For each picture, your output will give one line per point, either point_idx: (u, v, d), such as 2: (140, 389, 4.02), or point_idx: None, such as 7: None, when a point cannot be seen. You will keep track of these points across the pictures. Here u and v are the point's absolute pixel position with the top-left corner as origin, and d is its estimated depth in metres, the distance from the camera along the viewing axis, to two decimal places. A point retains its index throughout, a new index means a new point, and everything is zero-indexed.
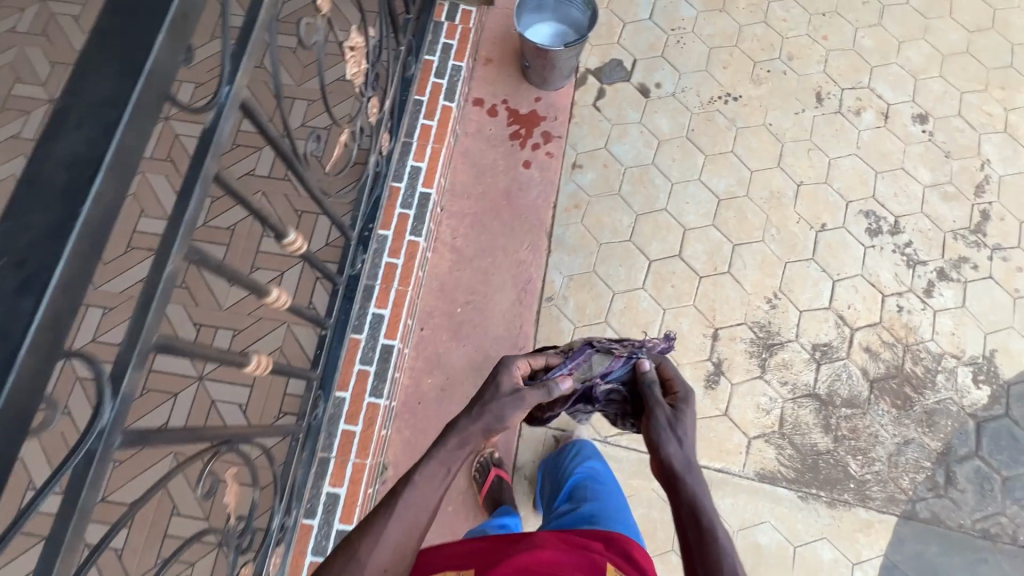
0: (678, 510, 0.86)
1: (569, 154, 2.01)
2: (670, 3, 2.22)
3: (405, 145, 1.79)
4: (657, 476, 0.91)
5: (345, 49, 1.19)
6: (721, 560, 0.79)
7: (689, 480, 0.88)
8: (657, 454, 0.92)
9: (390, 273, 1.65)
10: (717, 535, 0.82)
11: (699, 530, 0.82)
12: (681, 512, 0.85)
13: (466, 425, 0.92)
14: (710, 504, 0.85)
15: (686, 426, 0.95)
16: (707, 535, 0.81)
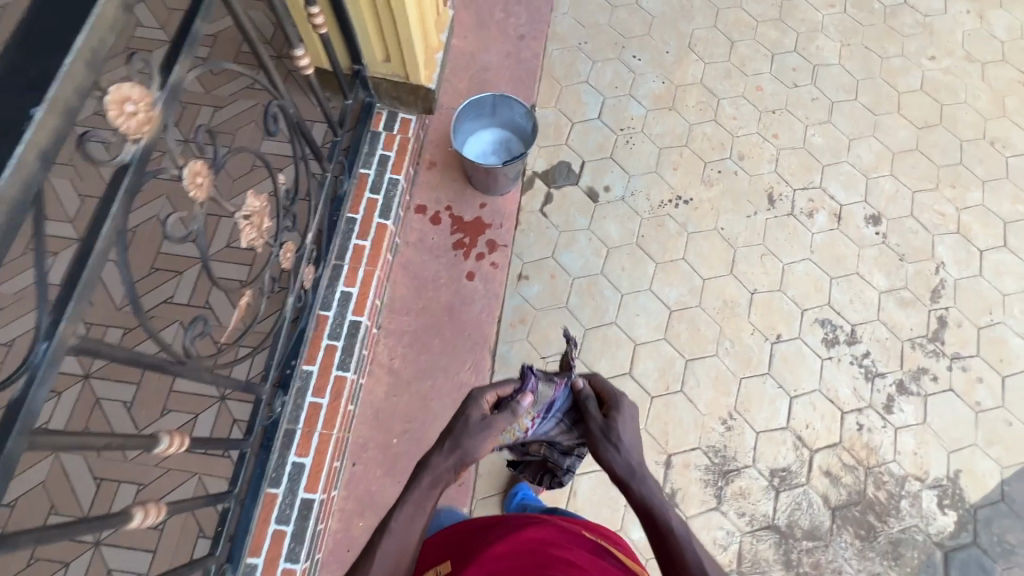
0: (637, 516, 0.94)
1: (515, 264, 1.93)
2: (619, 101, 2.18)
3: (336, 268, 1.70)
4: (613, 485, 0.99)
5: (240, 220, 1.10)
6: (683, 554, 0.87)
7: (637, 485, 0.95)
8: (608, 463, 1.00)
9: (314, 414, 1.54)
10: (674, 529, 0.89)
11: (660, 532, 0.90)
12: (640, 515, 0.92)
13: (435, 460, 0.95)
14: (660, 501, 0.93)
15: (624, 432, 1.02)
16: (668, 535, 0.89)
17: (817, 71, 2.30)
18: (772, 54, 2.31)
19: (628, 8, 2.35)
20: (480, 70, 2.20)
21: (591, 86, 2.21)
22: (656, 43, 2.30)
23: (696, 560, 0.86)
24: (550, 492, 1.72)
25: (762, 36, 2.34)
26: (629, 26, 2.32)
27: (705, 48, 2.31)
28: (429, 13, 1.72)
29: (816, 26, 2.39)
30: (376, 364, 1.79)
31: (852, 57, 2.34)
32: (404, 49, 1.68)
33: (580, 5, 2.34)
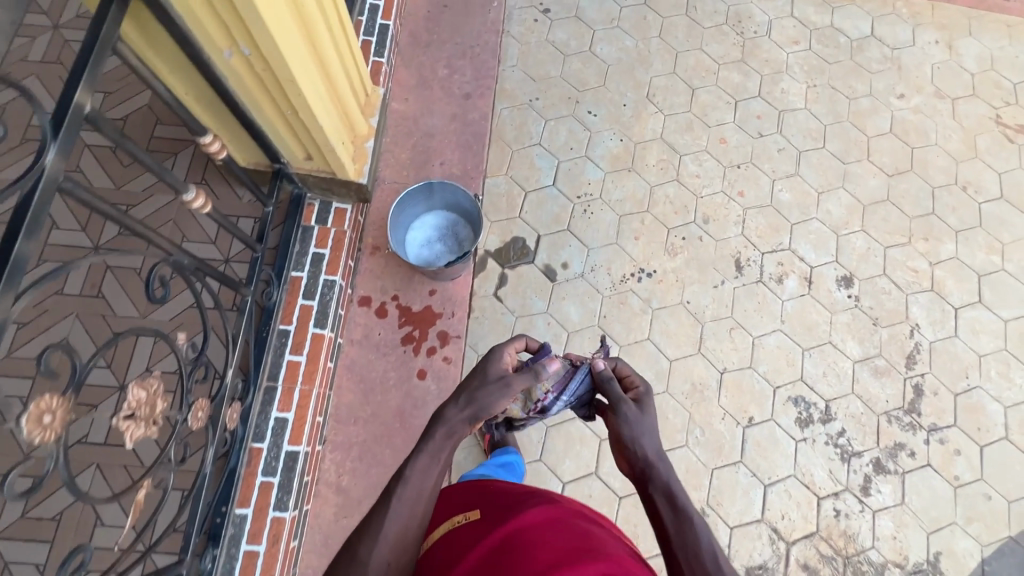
0: (651, 495, 0.94)
1: (470, 356, 1.80)
2: (575, 164, 2.04)
3: (269, 390, 1.54)
4: (631, 473, 0.99)
5: (120, 422, 0.95)
6: (695, 539, 0.86)
7: (658, 469, 0.96)
8: (630, 448, 1.00)
9: (249, 567, 1.39)
10: (689, 514, 0.89)
11: (675, 515, 0.89)
12: (655, 497, 0.92)
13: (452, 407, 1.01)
14: (679, 489, 0.92)
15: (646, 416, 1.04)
16: (682, 519, 0.88)
17: (783, 117, 2.17)
18: (735, 101, 2.17)
19: (581, 56, 2.18)
20: (424, 136, 2.03)
21: (544, 148, 2.05)
22: (613, 94, 2.14)
23: (707, 548, 0.84)
24: None
25: (724, 80, 2.20)
26: (583, 76, 2.16)
27: (665, 97, 2.15)
28: (347, 93, 1.47)
29: (780, 66, 2.25)
30: (322, 483, 1.64)
31: (819, 99, 2.21)
32: (320, 143, 1.43)
33: (529, 56, 2.17)
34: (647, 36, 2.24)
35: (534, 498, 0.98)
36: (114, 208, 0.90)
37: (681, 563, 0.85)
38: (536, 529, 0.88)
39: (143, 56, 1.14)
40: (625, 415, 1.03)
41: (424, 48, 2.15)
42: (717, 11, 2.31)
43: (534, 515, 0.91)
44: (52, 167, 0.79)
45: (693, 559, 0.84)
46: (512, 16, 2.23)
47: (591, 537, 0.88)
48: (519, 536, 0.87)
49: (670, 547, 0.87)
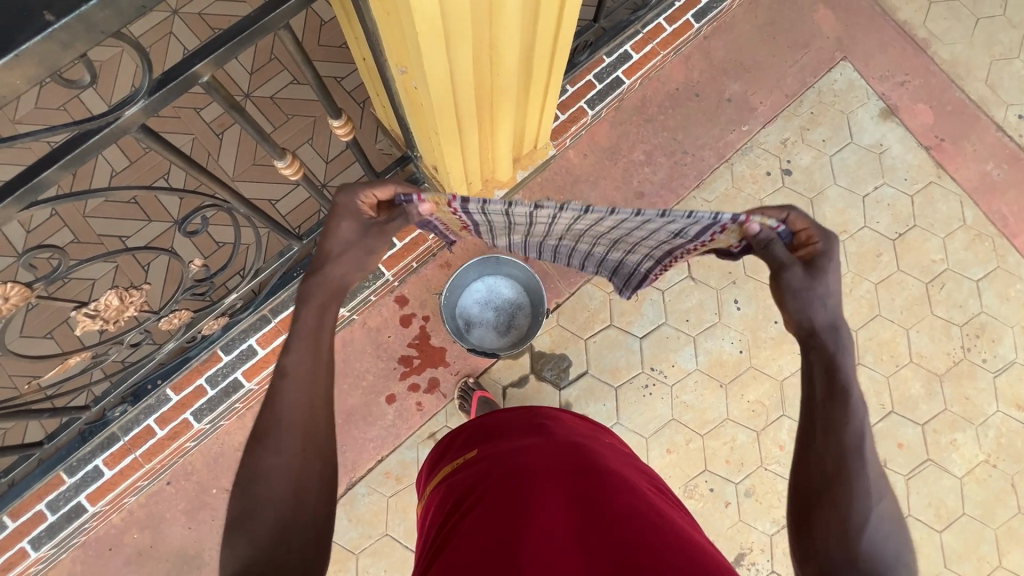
0: (809, 368, 0.78)
1: (437, 420, 1.71)
2: (676, 337, 1.78)
3: (261, 320, 1.56)
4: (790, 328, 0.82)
5: (79, 316, 1.00)
6: (846, 422, 0.73)
7: (835, 337, 0.78)
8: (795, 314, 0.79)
9: (141, 438, 1.51)
10: (848, 392, 0.75)
11: (828, 391, 0.75)
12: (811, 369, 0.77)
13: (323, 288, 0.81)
14: (848, 364, 0.76)
15: (829, 278, 0.78)
16: (839, 400, 0.74)
17: (924, 466, 1.74)
18: (888, 410, 1.77)
19: None
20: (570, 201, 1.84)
21: (662, 299, 1.80)
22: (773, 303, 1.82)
23: (857, 434, 0.73)
24: None
25: (897, 381, 1.79)
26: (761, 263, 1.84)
27: None
28: (506, 142, 1.28)
29: (976, 416, 1.78)
30: (250, 413, 1.65)
31: (984, 484, 1.74)
32: (443, 171, 1.28)
33: (729, 204, 1.88)
34: (861, 275, 1.85)
35: (527, 435, 0.89)
36: (183, 158, 0.89)
37: (815, 437, 0.74)
38: (541, 473, 0.78)
39: (343, 4, 0.98)
40: (788, 285, 0.78)
41: (643, 119, 1.91)
42: (962, 307, 1.84)
43: (533, 453, 0.83)
44: (128, 118, 0.74)
45: (830, 433, 0.73)
46: (747, 153, 1.92)
47: (602, 470, 0.80)
48: (527, 477, 0.77)
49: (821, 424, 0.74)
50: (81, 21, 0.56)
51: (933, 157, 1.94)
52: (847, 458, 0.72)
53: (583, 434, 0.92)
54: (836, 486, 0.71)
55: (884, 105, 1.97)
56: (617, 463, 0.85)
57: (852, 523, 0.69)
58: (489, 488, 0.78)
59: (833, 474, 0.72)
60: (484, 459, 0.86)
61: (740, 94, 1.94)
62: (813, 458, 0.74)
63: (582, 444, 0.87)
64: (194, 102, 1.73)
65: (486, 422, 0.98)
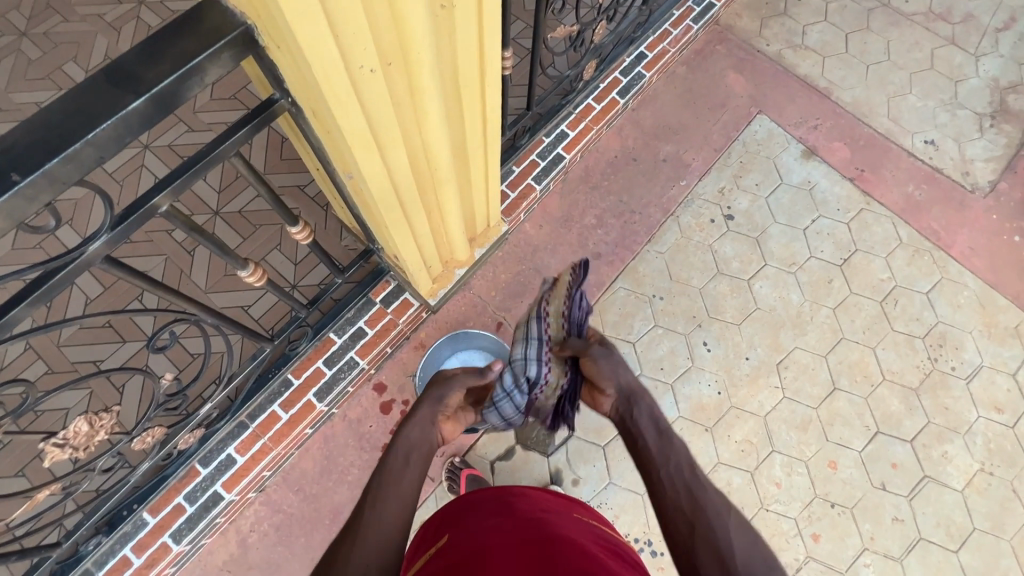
0: (638, 428, 0.99)
1: (427, 506, 1.66)
2: (654, 387, 1.81)
3: (239, 426, 1.56)
4: (617, 414, 1.05)
5: (48, 447, 1.00)
6: (678, 460, 0.91)
7: (639, 401, 1.03)
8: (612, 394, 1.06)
9: (117, 570, 1.43)
10: (672, 442, 0.94)
11: (660, 443, 0.94)
12: (642, 427, 0.99)
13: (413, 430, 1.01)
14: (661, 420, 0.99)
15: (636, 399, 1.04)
16: (668, 446, 0.93)
17: (923, 483, 1.73)
18: (874, 431, 1.78)
19: (734, 283, 1.96)
20: (532, 269, 1.93)
21: (634, 351, 1.85)
22: (741, 341, 1.88)
23: (692, 469, 0.89)
24: None
25: (876, 400, 1.82)
26: (722, 303, 1.93)
27: (796, 376, 1.84)
28: (458, 227, 1.39)
29: (960, 425, 1.79)
30: (233, 528, 1.61)
31: (986, 494, 1.72)
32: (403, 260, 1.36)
33: (681, 253, 1.99)
34: (818, 302, 1.93)
35: (490, 516, 0.84)
36: (148, 282, 0.95)
37: (663, 483, 0.87)
38: (508, 547, 0.75)
39: (292, 130, 1.10)
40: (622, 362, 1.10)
41: (589, 187, 2.07)
42: (919, 319, 1.92)
43: (497, 533, 0.79)
44: (93, 253, 0.81)
45: (675, 476, 0.88)
46: (689, 204, 2.06)
47: (566, 547, 0.76)
48: (492, 558, 0.74)
49: (650, 451, 0.93)
50: (46, 176, 0.64)
51: (859, 186, 2.10)
52: (693, 491, 0.85)
53: (548, 508, 0.88)
54: (700, 515, 0.81)
55: (804, 146, 2.16)
56: (581, 538, 0.81)
57: (723, 543, 0.76)
58: (450, 569, 0.73)
59: (693, 509, 0.82)
60: (452, 541, 0.81)
61: (674, 154, 2.12)
62: (674, 503, 0.84)
63: (544, 517, 0.84)
64: (166, 224, 1.83)
65: (452, 508, 0.92)
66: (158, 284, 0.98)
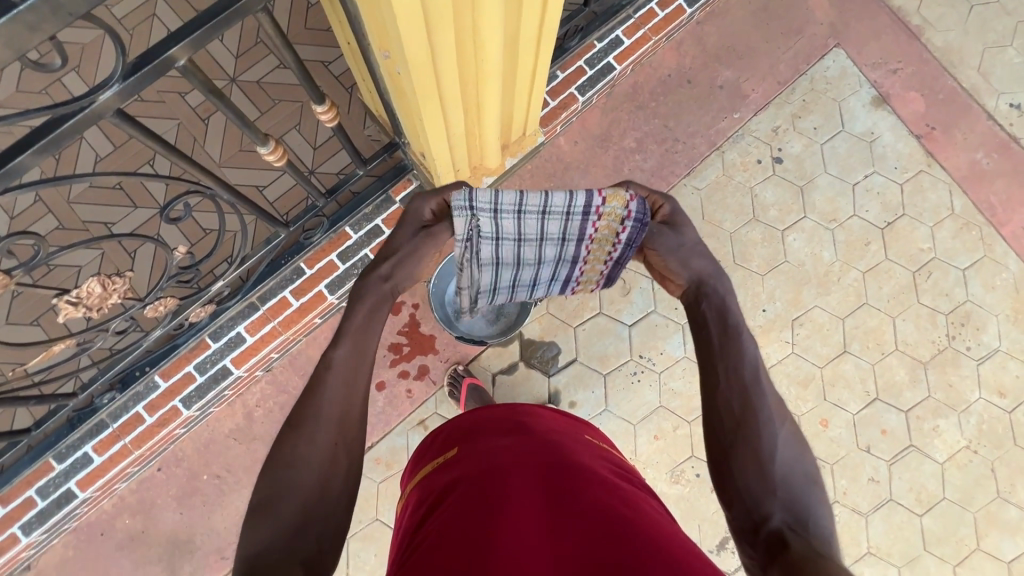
0: (704, 316, 0.88)
1: (427, 407, 1.71)
2: (665, 325, 1.79)
3: (249, 307, 1.56)
4: (681, 291, 0.94)
5: (61, 304, 0.99)
6: (741, 359, 0.84)
7: (713, 286, 0.90)
8: (679, 273, 0.93)
9: (130, 425, 1.50)
10: (740, 333, 0.85)
11: (726, 335, 0.85)
12: (709, 313, 0.88)
13: (374, 294, 0.88)
14: (735, 303, 0.89)
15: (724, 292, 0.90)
16: (733, 341, 0.85)
17: (907, 452, 1.77)
18: (872, 397, 1.79)
19: (767, 231, 1.87)
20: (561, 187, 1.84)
21: (652, 286, 1.81)
22: (761, 292, 1.83)
23: (753, 368, 0.83)
24: None
25: (882, 368, 1.81)
26: (750, 251, 1.85)
27: (808, 335, 1.81)
28: (494, 128, 1.28)
29: (959, 403, 1.80)
30: (240, 401, 1.68)
31: (965, 469, 1.77)
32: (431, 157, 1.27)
33: (719, 192, 1.88)
34: (850, 263, 1.86)
35: (504, 433, 0.86)
36: (163, 145, 0.87)
37: (719, 380, 0.83)
38: (520, 468, 0.76)
39: None
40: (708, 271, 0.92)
41: (635, 107, 1.91)
42: (948, 295, 1.86)
43: (512, 449, 0.81)
44: (103, 104, 0.73)
45: (733, 372, 0.82)
46: (738, 140, 1.92)
47: (577, 466, 0.78)
48: (511, 471, 0.76)
49: (713, 345, 0.85)
50: (47, 2, 0.54)
51: (923, 146, 1.94)
52: (749, 395, 0.81)
53: (559, 429, 0.89)
54: (747, 422, 0.79)
55: (876, 93, 1.96)
56: (590, 458, 0.82)
57: (765, 452, 0.77)
58: (466, 480, 0.76)
59: (742, 415, 0.80)
60: (463, 456, 0.83)
61: (733, 82, 1.94)
62: (724, 407, 0.81)
63: (556, 438, 0.85)
64: (179, 86, 1.70)
65: (463, 420, 0.94)
66: (173, 149, 0.90)
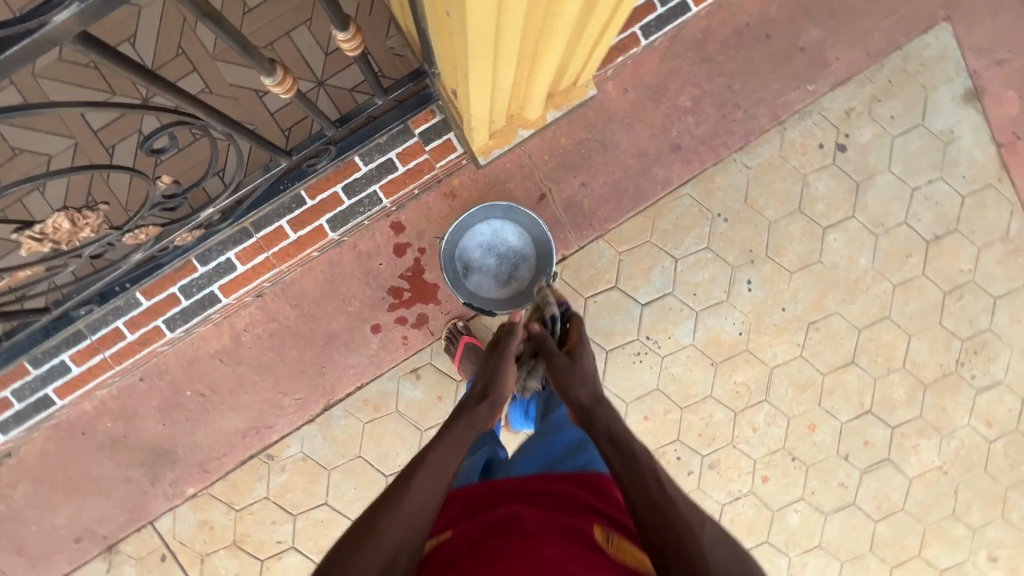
0: (597, 438, 0.98)
1: (421, 356, 1.66)
2: (679, 309, 1.71)
3: (241, 233, 1.52)
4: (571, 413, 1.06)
5: (23, 239, 0.86)
6: (640, 471, 0.89)
7: (598, 407, 1.04)
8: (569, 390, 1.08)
9: (111, 338, 1.55)
10: (634, 450, 0.93)
11: (618, 453, 0.93)
12: (598, 437, 0.98)
13: (466, 415, 1.04)
14: (619, 425, 1.00)
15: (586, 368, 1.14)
16: (628, 456, 0.92)
17: (881, 464, 1.81)
18: (865, 409, 1.79)
19: (809, 227, 1.73)
20: (598, 142, 1.65)
21: (674, 268, 1.70)
22: (785, 289, 1.74)
23: (658, 484, 0.87)
24: (262, 539, 1.67)
25: (883, 384, 1.79)
26: (785, 245, 1.72)
27: (820, 340, 1.76)
28: (548, 74, 1.04)
29: (945, 426, 1.82)
30: (228, 322, 1.59)
31: (931, 486, 1.83)
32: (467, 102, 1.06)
33: (769, 175, 1.70)
34: (884, 273, 1.75)
35: (520, 515, 0.84)
36: (143, 77, 0.69)
37: (631, 499, 0.85)
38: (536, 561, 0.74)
39: None
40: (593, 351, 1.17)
41: (699, 58, 1.66)
42: (971, 321, 1.79)
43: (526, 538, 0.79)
44: (60, 27, 0.55)
45: (641, 491, 0.85)
46: (804, 117, 1.70)
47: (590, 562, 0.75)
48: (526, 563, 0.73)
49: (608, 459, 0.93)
50: None
51: (1001, 156, 1.75)
52: (662, 503, 0.83)
53: (577, 516, 0.87)
54: (673, 537, 0.78)
55: (971, 85, 1.72)
56: (604, 553, 0.79)
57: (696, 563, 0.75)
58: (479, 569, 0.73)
59: (665, 528, 0.80)
60: (476, 537, 0.82)
61: (816, 45, 1.68)
62: (643, 518, 0.82)
63: (571, 526, 0.83)
64: None
65: (483, 493, 0.95)
66: (159, 80, 0.72)
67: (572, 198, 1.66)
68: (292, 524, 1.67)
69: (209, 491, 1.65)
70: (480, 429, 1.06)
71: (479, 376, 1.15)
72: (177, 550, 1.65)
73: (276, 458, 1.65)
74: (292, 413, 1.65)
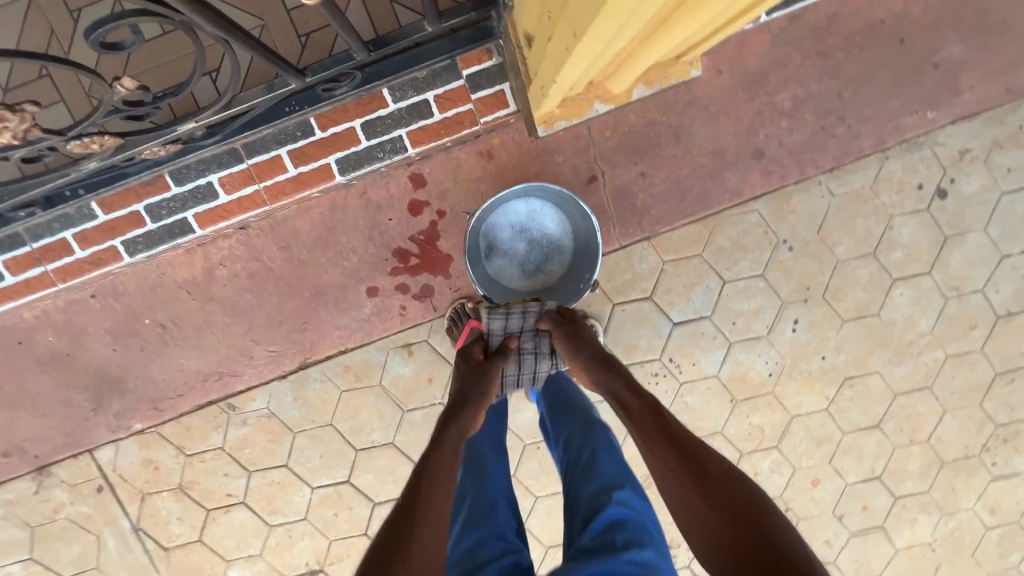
0: (611, 388, 1.06)
1: (418, 332, 1.46)
2: (712, 336, 1.52)
3: (230, 155, 1.27)
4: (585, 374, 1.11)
5: None
6: (650, 404, 0.99)
7: (609, 364, 1.10)
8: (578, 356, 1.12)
9: (56, 250, 1.32)
10: (639, 391, 1.03)
11: (629, 396, 1.02)
12: (609, 386, 1.06)
13: (447, 439, 0.96)
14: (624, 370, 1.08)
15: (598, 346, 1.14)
16: (638, 396, 1.02)
17: (873, 531, 1.72)
18: (874, 475, 1.68)
19: (878, 274, 1.52)
20: (672, 128, 1.38)
21: (719, 290, 1.50)
22: (832, 337, 1.55)
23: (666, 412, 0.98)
24: (210, 488, 1.53)
25: (901, 453, 1.66)
26: (847, 290, 1.52)
27: (851, 398, 1.61)
28: (668, 41, 0.85)
29: (948, 506, 1.71)
30: (201, 252, 1.35)
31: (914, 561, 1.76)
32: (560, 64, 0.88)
33: (853, 207, 1.47)
34: (941, 340, 1.58)
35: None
36: None
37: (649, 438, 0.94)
38: None
39: None
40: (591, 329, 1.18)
41: (814, 51, 1.37)
42: (1012, 408, 1.65)
43: None
44: None
45: (657, 426, 0.95)
46: (912, 149, 1.45)
47: None
48: None
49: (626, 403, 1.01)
50: None
51: None
52: (674, 430, 0.93)
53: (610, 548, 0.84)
54: (705, 454, 0.88)
55: None
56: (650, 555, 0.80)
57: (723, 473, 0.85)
58: None
59: (693, 452, 0.89)
60: None
61: (952, 65, 1.40)
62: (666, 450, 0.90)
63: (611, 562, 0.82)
64: None
65: None
66: None
67: (626, 188, 1.41)
68: (245, 480, 1.52)
69: (159, 430, 1.48)
70: (467, 430, 1.01)
71: (458, 388, 1.11)
72: (117, 484, 1.51)
73: (238, 410, 1.48)
74: (262, 365, 1.45)
